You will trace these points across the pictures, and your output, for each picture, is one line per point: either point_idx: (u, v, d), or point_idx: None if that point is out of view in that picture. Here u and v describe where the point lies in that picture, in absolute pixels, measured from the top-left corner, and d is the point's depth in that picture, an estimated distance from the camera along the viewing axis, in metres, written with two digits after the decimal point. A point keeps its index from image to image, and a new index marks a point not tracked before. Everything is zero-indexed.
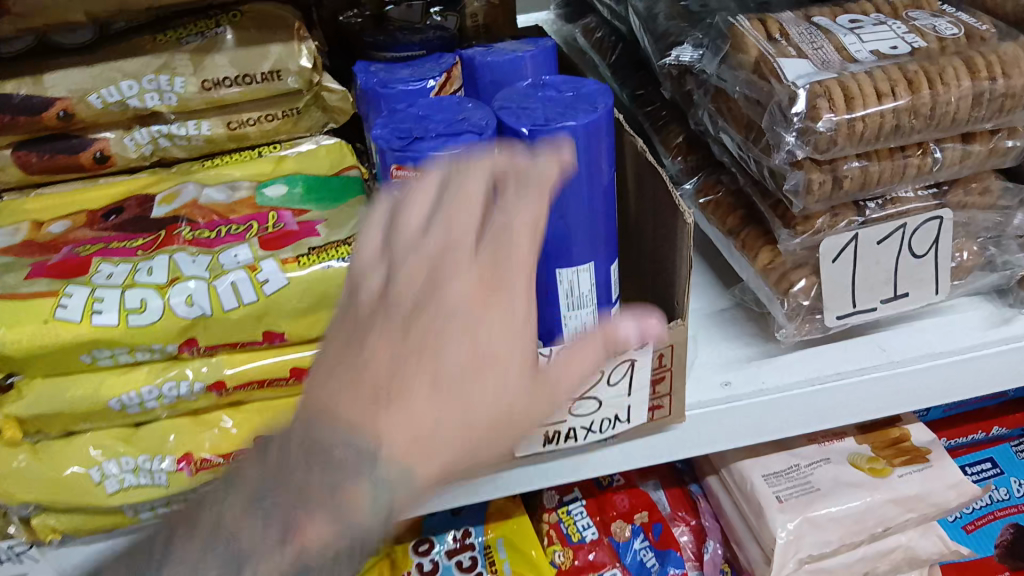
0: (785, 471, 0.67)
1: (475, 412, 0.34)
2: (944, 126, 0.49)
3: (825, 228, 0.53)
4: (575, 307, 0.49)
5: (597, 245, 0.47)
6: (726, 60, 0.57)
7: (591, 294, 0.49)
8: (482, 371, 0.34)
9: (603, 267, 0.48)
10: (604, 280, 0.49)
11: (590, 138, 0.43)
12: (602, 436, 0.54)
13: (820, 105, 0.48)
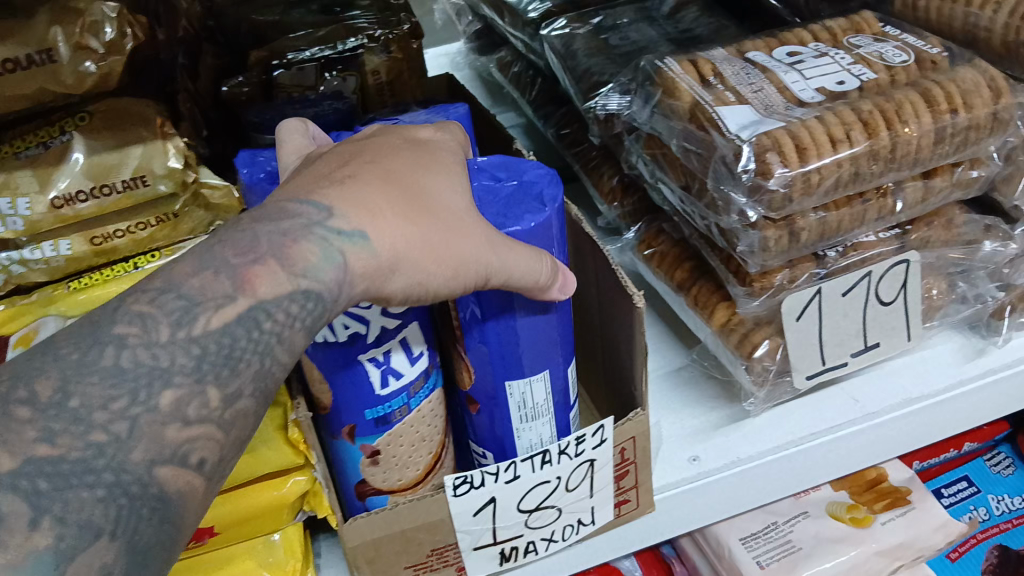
0: (762, 532, 0.62)
1: (428, 202, 0.34)
2: (906, 166, 0.45)
3: (785, 285, 0.48)
4: (528, 418, 0.44)
5: (551, 354, 0.42)
6: (658, 108, 0.51)
7: (547, 403, 0.44)
8: (433, 194, 0.34)
9: (559, 371, 0.43)
10: (562, 384, 0.44)
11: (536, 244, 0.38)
12: (567, 541, 0.48)
13: (770, 159, 0.43)
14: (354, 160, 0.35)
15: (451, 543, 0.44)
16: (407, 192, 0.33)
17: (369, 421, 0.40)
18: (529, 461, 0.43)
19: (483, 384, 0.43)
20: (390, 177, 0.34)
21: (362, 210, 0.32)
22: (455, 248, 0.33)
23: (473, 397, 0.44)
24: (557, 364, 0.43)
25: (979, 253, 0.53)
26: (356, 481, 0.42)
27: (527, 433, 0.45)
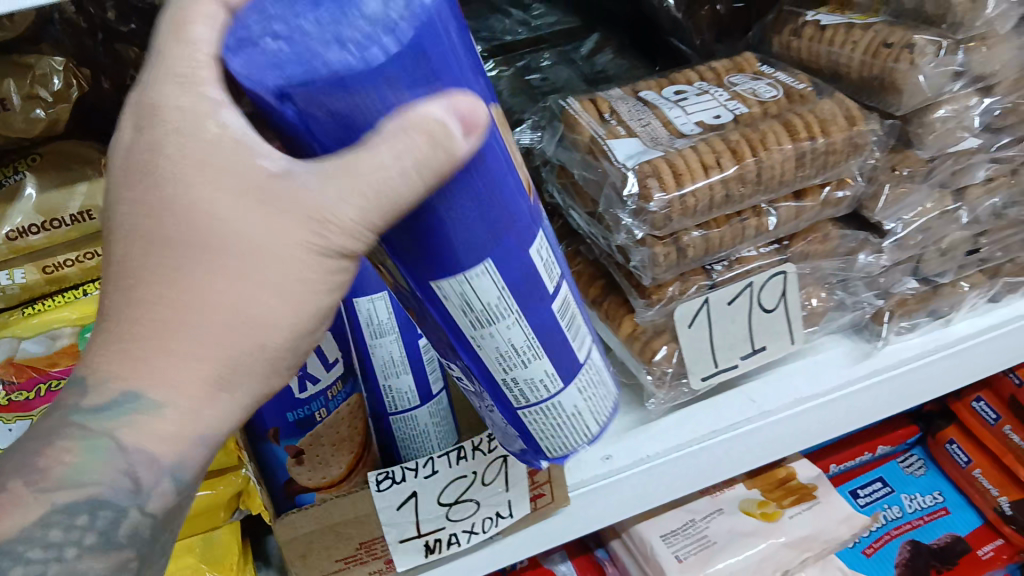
0: (680, 529, 0.66)
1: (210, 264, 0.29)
2: (773, 187, 0.52)
3: (677, 295, 0.54)
4: (481, 322, 0.35)
5: (493, 227, 0.32)
6: (563, 142, 0.57)
7: (503, 299, 0.34)
8: (206, 239, 0.29)
9: (512, 252, 0.33)
10: (519, 263, 0.34)
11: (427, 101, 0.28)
12: (488, 533, 0.53)
13: (651, 184, 0.49)
14: (134, 237, 0.30)
15: (379, 536, 0.49)
16: (190, 254, 0.29)
17: (290, 424, 0.45)
18: (446, 457, 0.48)
19: (421, 301, 0.35)
20: (155, 257, 0.30)
21: (155, 327, 0.29)
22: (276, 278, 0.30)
23: (413, 308, 0.36)
24: (508, 239, 0.33)
25: (856, 263, 0.59)
26: (284, 480, 0.47)
27: (491, 341, 0.36)
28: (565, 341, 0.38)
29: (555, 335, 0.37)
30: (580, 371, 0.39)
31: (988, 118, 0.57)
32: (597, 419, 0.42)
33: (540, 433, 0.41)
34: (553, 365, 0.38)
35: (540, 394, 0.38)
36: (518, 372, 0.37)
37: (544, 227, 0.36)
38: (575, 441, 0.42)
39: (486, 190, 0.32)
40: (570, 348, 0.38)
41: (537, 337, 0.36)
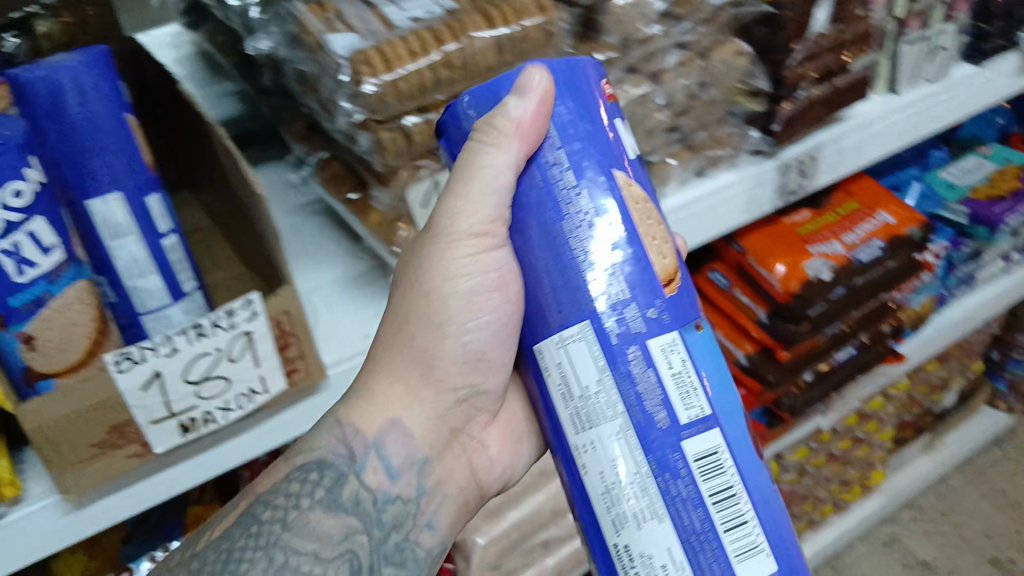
0: None
1: (412, 310, 0.52)
2: (479, 72, 0.59)
3: (405, 180, 0.62)
4: (684, 394, 0.48)
5: (583, 295, 0.47)
6: (297, 46, 0.61)
7: (597, 390, 0.48)
8: (402, 280, 0.53)
9: (639, 339, 0.47)
10: (621, 366, 0.47)
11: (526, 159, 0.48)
12: (248, 410, 0.60)
13: (362, 71, 0.55)
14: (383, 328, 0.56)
15: (129, 420, 0.54)
16: (397, 303, 0.53)
17: (14, 309, 0.50)
18: (185, 334, 0.54)
19: (548, 409, 0.50)
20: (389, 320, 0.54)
21: (380, 347, 0.54)
22: (442, 295, 0.52)
23: (545, 423, 0.51)
24: (602, 320, 0.47)
25: None
26: (21, 368, 0.51)
27: (597, 456, 0.48)
28: (694, 521, 0.47)
29: (673, 493, 0.47)
30: None
31: (666, 6, 0.66)
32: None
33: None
34: (674, 524, 0.47)
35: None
36: (631, 529, 0.48)
37: (681, 342, 0.48)
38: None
39: (580, 243, 0.47)
40: (708, 538, 0.47)
41: (650, 480, 0.47)
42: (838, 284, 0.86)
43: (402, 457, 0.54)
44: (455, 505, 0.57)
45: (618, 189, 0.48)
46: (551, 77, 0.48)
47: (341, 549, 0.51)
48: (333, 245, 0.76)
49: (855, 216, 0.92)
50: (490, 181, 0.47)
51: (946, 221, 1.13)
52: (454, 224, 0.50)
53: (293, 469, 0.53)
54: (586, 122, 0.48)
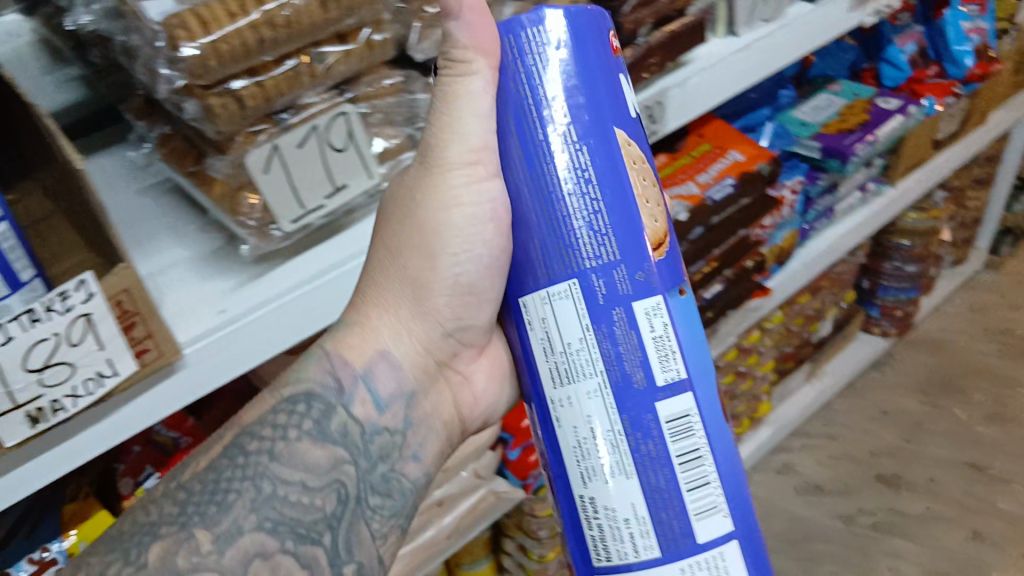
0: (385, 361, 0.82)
1: (405, 242, 0.59)
2: (305, 31, 0.60)
3: (243, 146, 0.62)
4: (662, 357, 0.52)
5: (575, 254, 0.51)
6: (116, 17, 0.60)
7: (580, 345, 0.52)
8: (391, 220, 0.59)
9: (624, 300, 0.51)
10: (603, 325, 0.52)
11: (526, 110, 0.51)
12: (98, 395, 0.58)
13: (179, 35, 0.55)
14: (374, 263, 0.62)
15: None
16: (389, 237, 0.60)
17: None
18: (18, 320, 0.52)
19: (528, 360, 0.55)
20: (381, 256, 0.60)
21: (377, 279, 0.61)
22: (437, 229, 0.58)
23: (525, 375, 0.56)
24: (588, 279, 0.51)
25: (414, 101, 0.70)
26: None
27: (574, 410, 0.53)
28: (660, 480, 0.53)
29: (642, 451, 0.53)
30: (677, 552, 0.53)
31: None
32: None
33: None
34: (641, 481, 0.53)
35: (621, 527, 0.54)
36: (597, 481, 0.54)
37: (665, 306, 0.52)
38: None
39: (576, 201, 0.51)
40: (672, 495, 0.53)
41: (621, 437, 0.53)
42: (696, 223, 0.90)
43: (389, 390, 0.60)
44: (438, 439, 0.63)
45: (613, 147, 0.51)
46: (563, 27, 0.50)
47: (328, 479, 0.56)
48: (186, 223, 0.75)
49: (708, 157, 0.97)
50: (472, 107, 0.52)
51: (801, 156, 1.19)
52: (444, 153, 0.55)
53: (283, 401, 0.58)
54: (590, 73, 0.50)
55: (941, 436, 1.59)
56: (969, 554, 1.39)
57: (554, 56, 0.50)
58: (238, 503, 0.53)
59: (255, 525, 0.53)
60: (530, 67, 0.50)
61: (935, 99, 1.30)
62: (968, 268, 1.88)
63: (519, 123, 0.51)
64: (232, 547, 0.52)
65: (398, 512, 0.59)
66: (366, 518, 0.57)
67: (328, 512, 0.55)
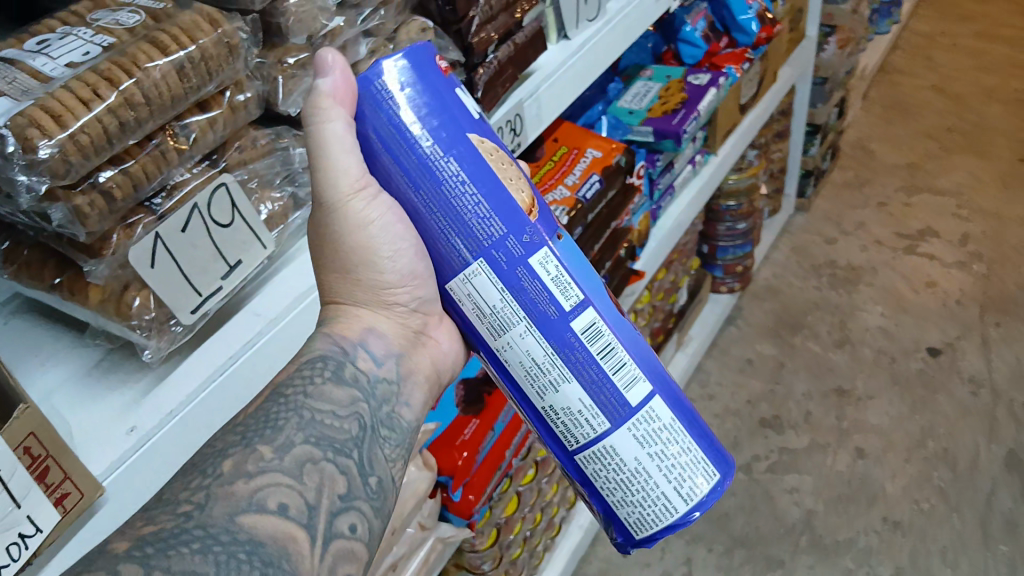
0: None
1: (346, 253, 0.60)
2: (167, 106, 0.54)
3: (122, 243, 0.56)
4: (562, 286, 0.57)
5: (476, 238, 0.55)
6: None
7: (503, 305, 0.57)
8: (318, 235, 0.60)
9: (521, 257, 0.56)
10: (512, 281, 0.56)
11: (395, 140, 0.54)
12: (21, 560, 0.50)
13: (31, 135, 0.48)
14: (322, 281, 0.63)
15: None
16: (328, 252, 0.60)
17: None
18: None
19: (463, 324, 0.60)
20: (329, 268, 0.61)
21: (333, 285, 0.62)
22: (365, 243, 0.59)
23: (468, 337, 0.61)
24: (490, 255, 0.55)
25: (290, 155, 0.66)
26: None
27: (514, 351, 0.58)
28: (594, 376, 0.58)
29: (574, 361, 0.58)
30: (622, 420, 0.60)
31: None
32: (664, 498, 0.61)
33: (598, 469, 0.61)
34: (581, 385, 0.59)
35: (577, 417, 0.60)
36: (551, 393, 0.59)
37: (551, 251, 0.57)
38: (639, 497, 0.61)
39: (461, 199, 0.54)
40: (605, 383, 0.59)
41: (555, 357, 0.58)
42: (576, 224, 0.92)
43: (382, 349, 0.62)
44: (427, 386, 0.65)
45: (475, 151, 0.54)
46: (406, 69, 0.53)
47: (350, 410, 0.57)
48: (54, 341, 0.66)
49: (569, 158, 0.99)
50: (343, 145, 0.54)
51: (637, 142, 1.25)
52: (335, 195, 0.56)
53: (302, 365, 0.57)
54: (440, 100, 0.54)
55: (803, 371, 1.72)
56: (857, 472, 1.51)
57: (404, 98, 0.53)
58: (288, 426, 0.53)
59: (303, 439, 0.52)
60: (391, 111, 0.53)
61: (735, 68, 1.38)
62: (784, 214, 2.04)
63: (393, 154, 0.54)
64: (289, 454, 0.51)
65: (403, 444, 0.60)
66: (379, 444, 0.57)
67: (354, 434, 0.55)
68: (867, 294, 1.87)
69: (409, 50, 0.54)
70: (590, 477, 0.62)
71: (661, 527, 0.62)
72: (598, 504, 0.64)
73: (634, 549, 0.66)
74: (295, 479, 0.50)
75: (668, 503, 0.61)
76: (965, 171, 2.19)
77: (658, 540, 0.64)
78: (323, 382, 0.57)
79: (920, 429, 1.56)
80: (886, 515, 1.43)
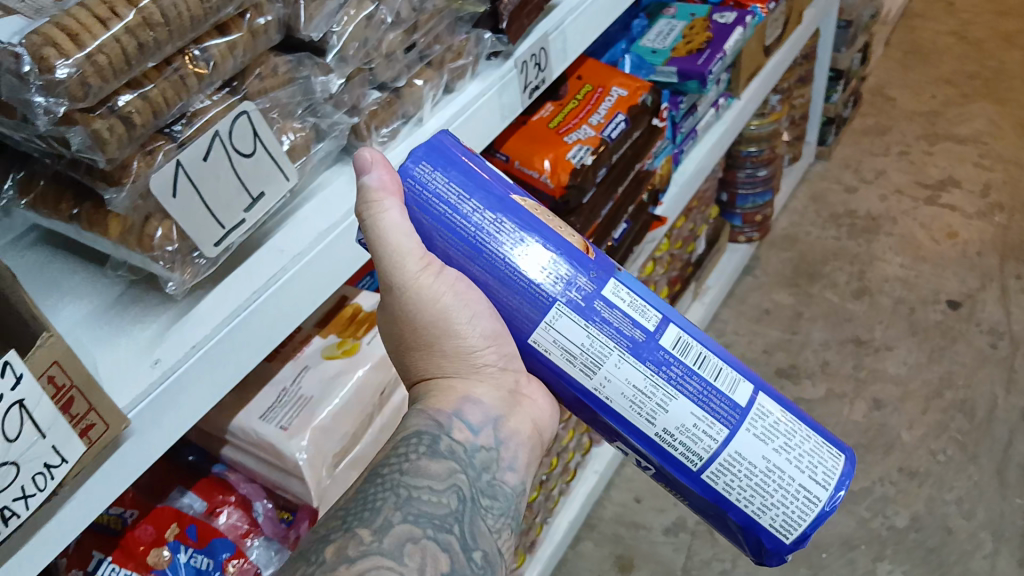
0: (290, 385, 0.78)
1: (428, 332, 0.58)
2: (187, 28, 0.52)
3: (142, 171, 0.54)
4: (637, 306, 0.57)
5: (550, 283, 0.55)
6: None
7: (592, 345, 0.56)
8: (395, 321, 0.59)
9: (596, 291, 0.56)
10: (596, 317, 0.56)
11: (453, 218, 0.55)
12: (49, 489, 0.49)
13: (48, 54, 0.46)
14: (405, 367, 0.62)
15: None
16: (410, 332, 0.59)
17: None
18: None
19: (556, 384, 0.59)
20: (410, 349, 0.60)
21: (418, 366, 0.61)
22: (446, 315, 0.57)
23: (562, 395, 0.59)
24: (568, 294, 0.55)
25: (312, 84, 0.64)
26: None
27: (613, 385, 0.57)
28: (696, 388, 0.57)
29: (674, 377, 0.57)
30: (734, 424, 0.57)
31: None
32: (803, 490, 0.58)
33: (729, 482, 0.58)
34: (687, 400, 0.57)
35: (694, 432, 0.57)
36: (662, 416, 0.57)
37: (619, 281, 0.58)
38: (780, 497, 0.58)
39: (526, 252, 0.55)
40: (710, 390, 0.57)
41: (655, 378, 0.56)
42: (600, 164, 0.90)
43: (479, 415, 0.58)
44: (529, 445, 0.62)
45: (521, 208, 0.56)
46: (434, 155, 0.56)
47: (448, 483, 0.54)
48: (74, 274, 0.65)
49: (593, 97, 0.96)
50: (401, 229, 0.54)
51: (661, 84, 1.22)
52: (403, 277, 0.55)
53: (399, 442, 0.55)
54: (473, 175, 0.56)
55: (821, 321, 1.70)
56: (873, 421, 1.50)
57: (444, 176, 0.55)
58: (386, 506, 0.50)
59: (402, 518, 0.49)
60: (435, 189, 0.55)
61: (759, 7, 1.33)
62: (804, 162, 2.00)
63: (449, 232, 0.55)
64: (388, 535, 0.48)
65: (506, 513, 0.57)
66: (481, 515, 0.54)
67: (454, 507, 0.53)
68: (887, 243, 1.84)
69: (430, 140, 0.57)
70: (723, 493, 0.58)
71: (810, 523, 0.58)
72: (738, 522, 0.60)
73: (785, 562, 0.61)
74: (396, 560, 0.47)
75: (809, 493, 0.58)
76: (986, 118, 2.14)
77: (810, 541, 0.59)
78: (420, 458, 0.54)
79: (938, 379, 1.55)
80: (902, 465, 1.42)
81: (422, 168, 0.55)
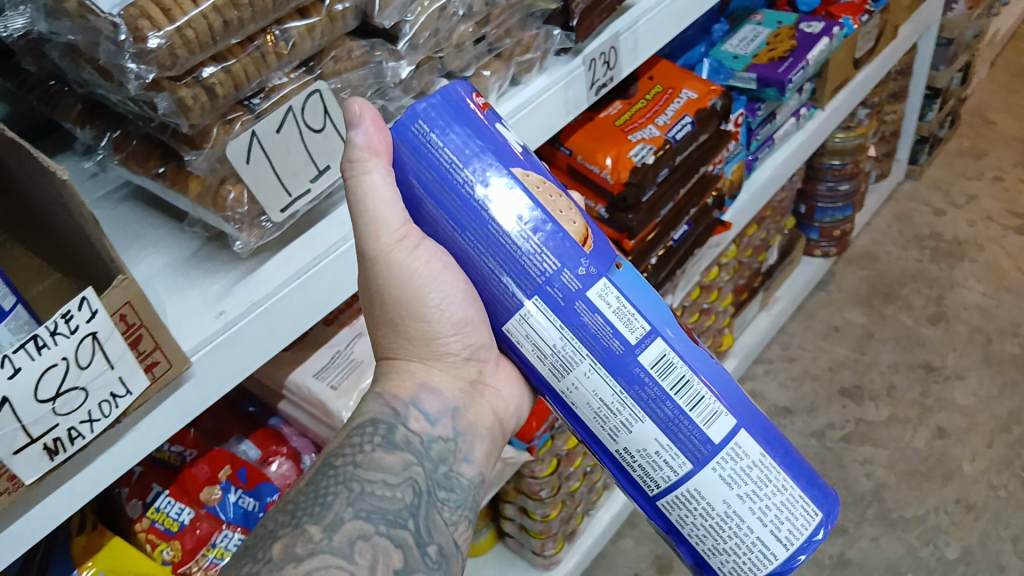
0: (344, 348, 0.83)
1: (399, 305, 0.61)
2: (269, 9, 0.57)
3: (221, 137, 0.59)
4: (625, 317, 0.56)
5: (531, 276, 0.55)
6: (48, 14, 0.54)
7: (565, 347, 0.57)
8: (368, 292, 0.61)
9: (580, 293, 0.55)
10: (575, 320, 0.56)
11: (441, 187, 0.54)
12: (113, 415, 0.55)
13: (142, 26, 0.51)
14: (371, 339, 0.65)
15: None
16: (382, 304, 0.61)
17: None
18: (25, 350, 0.48)
19: (527, 368, 0.61)
20: (378, 322, 0.63)
21: (382, 342, 0.64)
22: (415, 294, 0.59)
23: (534, 381, 0.62)
24: (547, 292, 0.55)
25: (383, 68, 0.68)
26: None
27: (580, 393, 0.58)
28: (668, 413, 0.58)
29: (646, 399, 0.57)
30: (698, 464, 0.59)
31: None
32: (760, 543, 0.60)
33: (683, 515, 0.61)
34: (654, 425, 0.58)
35: (655, 459, 0.59)
36: (624, 435, 0.59)
37: (611, 282, 0.57)
38: (731, 544, 0.60)
39: (512, 237, 0.55)
40: (682, 420, 0.58)
41: (624, 397, 0.58)
42: (663, 165, 0.92)
43: (436, 406, 0.62)
44: (490, 437, 0.65)
45: (519, 184, 0.55)
46: (436, 112, 0.54)
47: (403, 477, 0.57)
48: (157, 228, 0.71)
49: (663, 98, 0.97)
50: (382, 195, 0.55)
51: (739, 90, 1.22)
52: (378, 250, 0.57)
53: (354, 430, 0.59)
54: (471, 140, 0.54)
55: (891, 343, 1.66)
56: (935, 449, 1.46)
57: (440, 140, 0.54)
58: (337, 501, 0.53)
59: (354, 515, 0.52)
60: (432, 156, 0.54)
61: (850, 18, 1.31)
62: (892, 180, 1.95)
63: (435, 199, 0.55)
64: (338, 533, 0.51)
65: (463, 505, 0.60)
66: (438, 507, 0.58)
67: (409, 502, 0.56)
68: (970, 270, 1.79)
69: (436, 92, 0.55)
70: (676, 522, 0.62)
71: (759, 573, 0.61)
72: (685, 549, 0.64)
73: None
74: (346, 560, 0.50)
75: (765, 548, 0.60)
76: None
77: None
78: (373, 448, 0.57)
79: (1007, 414, 1.50)
80: (959, 496, 1.39)
81: (421, 127, 0.54)
